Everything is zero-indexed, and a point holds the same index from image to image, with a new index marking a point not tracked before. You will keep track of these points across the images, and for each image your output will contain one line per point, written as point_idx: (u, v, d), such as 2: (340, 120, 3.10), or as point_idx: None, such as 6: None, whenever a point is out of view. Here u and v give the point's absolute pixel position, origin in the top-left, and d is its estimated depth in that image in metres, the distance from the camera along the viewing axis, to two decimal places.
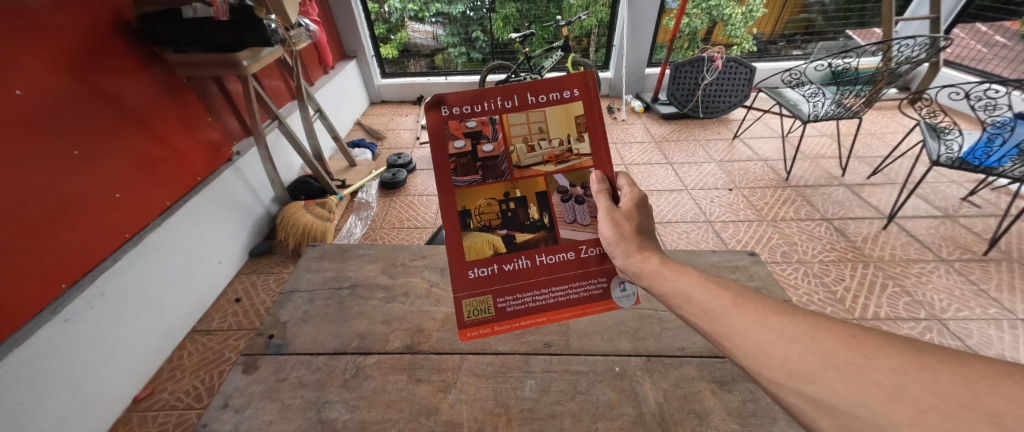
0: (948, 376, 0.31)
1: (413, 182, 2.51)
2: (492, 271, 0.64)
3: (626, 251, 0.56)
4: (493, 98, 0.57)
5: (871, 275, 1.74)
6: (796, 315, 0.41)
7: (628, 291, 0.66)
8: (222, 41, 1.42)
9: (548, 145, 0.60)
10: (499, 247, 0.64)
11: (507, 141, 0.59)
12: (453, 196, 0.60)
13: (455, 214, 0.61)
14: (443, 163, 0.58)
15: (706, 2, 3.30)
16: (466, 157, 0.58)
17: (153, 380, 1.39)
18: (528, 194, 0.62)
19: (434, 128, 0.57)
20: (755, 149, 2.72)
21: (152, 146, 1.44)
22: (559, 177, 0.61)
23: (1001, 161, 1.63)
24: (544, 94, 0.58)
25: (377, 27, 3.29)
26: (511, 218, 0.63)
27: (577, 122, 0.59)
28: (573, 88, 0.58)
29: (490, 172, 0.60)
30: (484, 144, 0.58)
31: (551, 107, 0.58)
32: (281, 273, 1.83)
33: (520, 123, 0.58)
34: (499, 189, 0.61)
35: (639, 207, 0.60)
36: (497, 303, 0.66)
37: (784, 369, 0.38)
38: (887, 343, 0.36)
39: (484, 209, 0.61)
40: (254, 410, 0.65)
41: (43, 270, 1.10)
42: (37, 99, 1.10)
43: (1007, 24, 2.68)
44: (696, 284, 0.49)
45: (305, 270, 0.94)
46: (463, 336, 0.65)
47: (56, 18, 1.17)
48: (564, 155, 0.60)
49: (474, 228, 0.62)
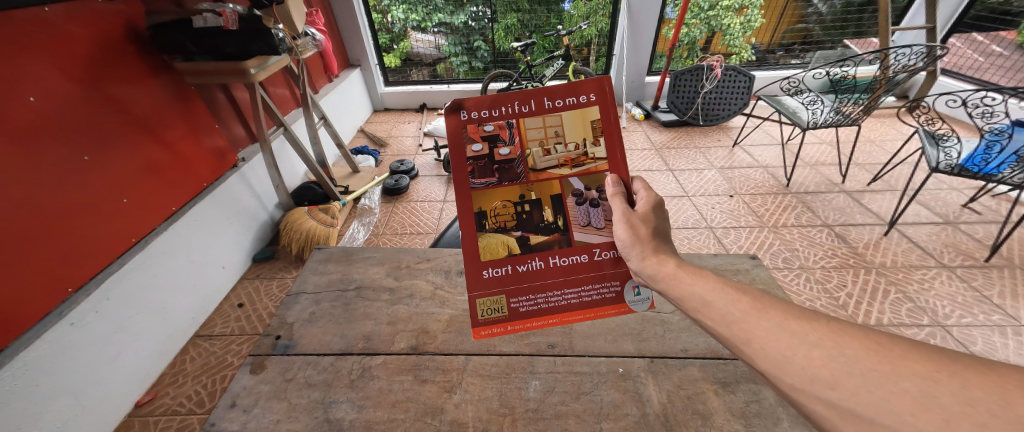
0: (979, 385, 0.31)
1: (415, 189, 2.52)
2: (506, 272, 0.66)
3: (642, 254, 0.57)
4: (510, 103, 0.59)
5: (873, 281, 1.74)
6: (818, 322, 0.42)
7: (642, 295, 0.66)
8: (230, 49, 1.45)
9: (563, 149, 0.61)
10: (513, 248, 0.65)
11: (523, 145, 0.61)
12: (470, 197, 0.62)
13: (471, 215, 0.63)
14: (462, 165, 0.60)
15: (705, 12, 3.39)
16: (484, 160, 0.60)
17: (155, 385, 1.39)
18: (543, 196, 0.64)
19: (453, 132, 0.59)
20: (755, 156, 2.74)
21: (158, 151, 1.45)
22: (574, 181, 0.63)
23: (1000, 168, 1.64)
24: (560, 98, 0.59)
25: (380, 36, 3.35)
26: (526, 220, 0.65)
27: (593, 126, 0.60)
28: (590, 93, 0.60)
29: (508, 175, 0.62)
30: (501, 147, 0.61)
31: (567, 112, 0.60)
32: (284, 278, 1.84)
33: (537, 128, 0.60)
34: (514, 192, 0.63)
35: (654, 211, 0.61)
36: (510, 303, 0.67)
37: (806, 375, 0.39)
38: (914, 350, 0.36)
39: (500, 210, 0.63)
40: (262, 410, 0.66)
41: (51, 273, 1.11)
42: (48, 105, 1.12)
43: (1003, 33, 2.74)
44: (714, 288, 0.49)
45: (312, 272, 0.95)
46: (476, 334, 0.66)
47: (70, 28, 1.20)
48: (580, 159, 0.62)
49: (490, 229, 0.64)
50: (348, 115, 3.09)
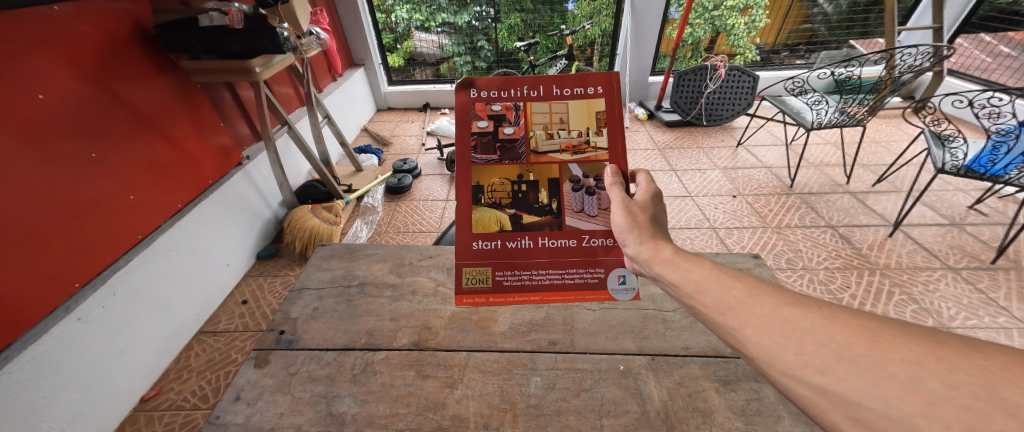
0: (966, 368, 0.31)
1: (418, 187, 2.53)
2: (495, 246, 0.66)
3: (639, 239, 0.57)
4: (520, 87, 0.61)
5: (877, 282, 1.73)
6: (811, 307, 0.41)
7: (626, 285, 0.67)
8: (236, 48, 1.46)
9: (567, 135, 0.62)
10: (505, 224, 0.65)
11: (528, 127, 0.62)
12: (469, 171, 0.63)
13: (469, 188, 0.64)
14: (467, 140, 0.61)
15: (709, 12, 3.37)
16: (487, 137, 0.61)
17: (160, 380, 1.41)
18: (541, 178, 0.64)
19: (461, 107, 0.61)
20: (759, 157, 2.73)
21: (165, 149, 1.47)
22: (573, 167, 0.63)
23: (1007, 169, 1.62)
24: (569, 88, 0.61)
25: (385, 36, 3.37)
26: (522, 199, 0.65)
27: (597, 117, 0.61)
28: (597, 86, 0.61)
29: (509, 153, 0.62)
30: (506, 126, 0.61)
31: (574, 101, 0.61)
32: (287, 275, 1.85)
33: (542, 113, 0.61)
34: (513, 170, 0.63)
35: (653, 200, 0.62)
36: (495, 276, 0.68)
37: (798, 362, 0.38)
38: (904, 335, 0.36)
39: (497, 187, 0.64)
40: (266, 403, 0.67)
41: (59, 267, 1.13)
42: (57, 102, 1.14)
43: (1012, 34, 2.71)
44: (708, 275, 0.49)
45: (315, 268, 0.96)
46: (458, 301, 0.68)
47: (79, 27, 1.22)
48: (581, 146, 0.62)
49: (484, 202, 0.64)
50: (351, 113, 3.10)
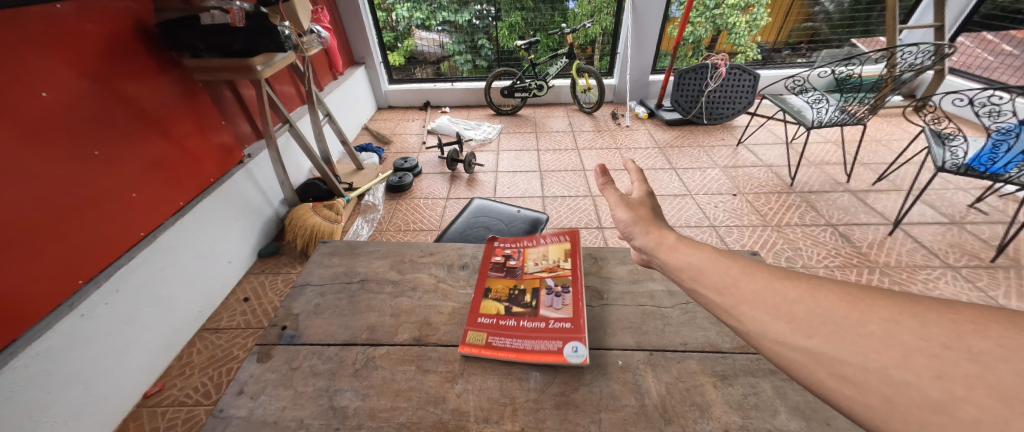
0: (935, 322, 0.34)
1: (419, 186, 2.54)
2: (493, 321, 0.78)
3: (645, 230, 0.62)
4: (522, 241, 0.99)
5: (877, 280, 1.74)
6: (799, 280, 0.44)
7: (579, 352, 0.71)
8: (237, 47, 1.45)
9: (546, 263, 0.91)
10: (500, 310, 0.81)
11: (523, 259, 0.93)
12: (485, 279, 0.89)
13: (482, 290, 0.86)
14: (487, 265, 0.93)
15: (711, 11, 3.38)
16: (499, 265, 0.93)
17: (163, 377, 1.42)
18: (528, 284, 0.86)
19: (487, 252, 0.98)
20: (759, 156, 2.73)
21: (166, 147, 1.48)
22: (549, 280, 0.86)
23: (1007, 168, 1.63)
24: (549, 239, 0.98)
25: (385, 34, 3.38)
26: (514, 298, 0.83)
27: (565, 255, 0.93)
28: (564, 237, 0.99)
29: (511, 272, 0.90)
30: (512, 260, 0.94)
31: (552, 248, 0.95)
32: (289, 273, 1.85)
33: (533, 252, 0.95)
34: (512, 281, 0.87)
35: (648, 197, 0.68)
36: (489, 338, 0.75)
37: (787, 328, 0.41)
38: (882, 298, 0.39)
39: (500, 290, 0.85)
40: (268, 397, 0.67)
41: (62, 264, 1.13)
42: (60, 100, 1.14)
43: (1014, 32, 2.71)
44: (707, 258, 0.53)
45: (317, 265, 0.97)
46: (461, 348, 0.74)
47: (82, 25, 1.23)
48: (555, 268, 0.89)
49: (490, 297, 0.84)
50: (352, 112, 3.11)
